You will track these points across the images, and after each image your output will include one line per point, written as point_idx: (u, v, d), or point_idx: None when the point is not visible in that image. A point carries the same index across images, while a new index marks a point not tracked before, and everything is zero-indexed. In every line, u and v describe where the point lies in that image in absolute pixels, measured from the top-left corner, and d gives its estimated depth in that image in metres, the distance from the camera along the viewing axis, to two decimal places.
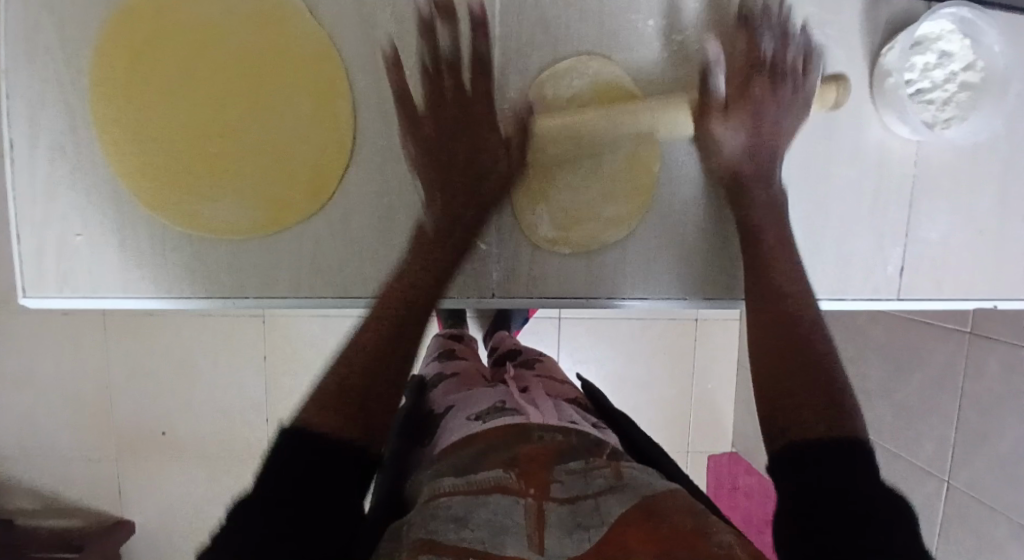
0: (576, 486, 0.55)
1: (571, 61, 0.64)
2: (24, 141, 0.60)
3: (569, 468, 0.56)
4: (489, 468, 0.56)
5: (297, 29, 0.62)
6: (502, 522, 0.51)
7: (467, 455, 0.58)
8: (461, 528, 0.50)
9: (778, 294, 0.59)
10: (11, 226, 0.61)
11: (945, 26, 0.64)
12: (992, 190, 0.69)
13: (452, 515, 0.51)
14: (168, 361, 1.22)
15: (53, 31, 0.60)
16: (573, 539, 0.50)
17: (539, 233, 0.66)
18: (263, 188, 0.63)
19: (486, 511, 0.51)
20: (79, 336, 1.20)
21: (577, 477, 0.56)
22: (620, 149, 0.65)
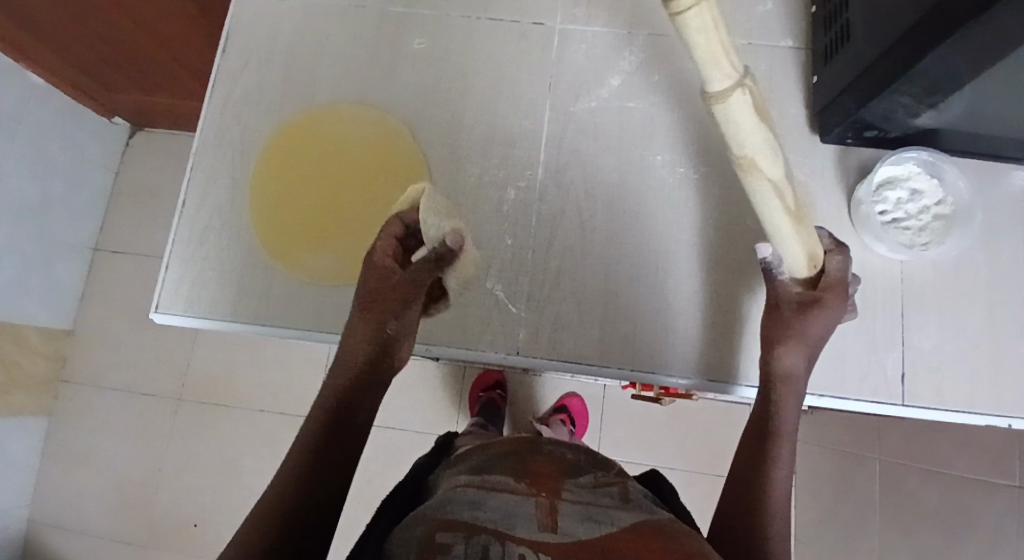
0: (586, 497, 0.66)
1: (600, 178, 0.82)
2: (193, 201, 0.83)
3: (581, 481, 0.69)
4: (503, 477, 0.68)
5: (402, 142, 0.84)
6: (512, 508, 0.61)
7: (489, 466, 0.72)
8: (477, 506, 0.62)
9: (763, 410, 0.67)
10: (165, 258, 0.81)
11: (912, 169, 0.78)
12: (982, 311, 0.78)
13: (470, 499, 0.64)
14: (220, 454, 1.31)
15: (234, 134, 0.85)
16: (588, 521, 0.61)
17: (560, 305, 0.78)
18: (353, 249, 0.80)
19: (500, 500, 0.63)
20: (152, 419, 1.34)
21: (585, 491, 0.67)
22: (630, 248, 0.80)
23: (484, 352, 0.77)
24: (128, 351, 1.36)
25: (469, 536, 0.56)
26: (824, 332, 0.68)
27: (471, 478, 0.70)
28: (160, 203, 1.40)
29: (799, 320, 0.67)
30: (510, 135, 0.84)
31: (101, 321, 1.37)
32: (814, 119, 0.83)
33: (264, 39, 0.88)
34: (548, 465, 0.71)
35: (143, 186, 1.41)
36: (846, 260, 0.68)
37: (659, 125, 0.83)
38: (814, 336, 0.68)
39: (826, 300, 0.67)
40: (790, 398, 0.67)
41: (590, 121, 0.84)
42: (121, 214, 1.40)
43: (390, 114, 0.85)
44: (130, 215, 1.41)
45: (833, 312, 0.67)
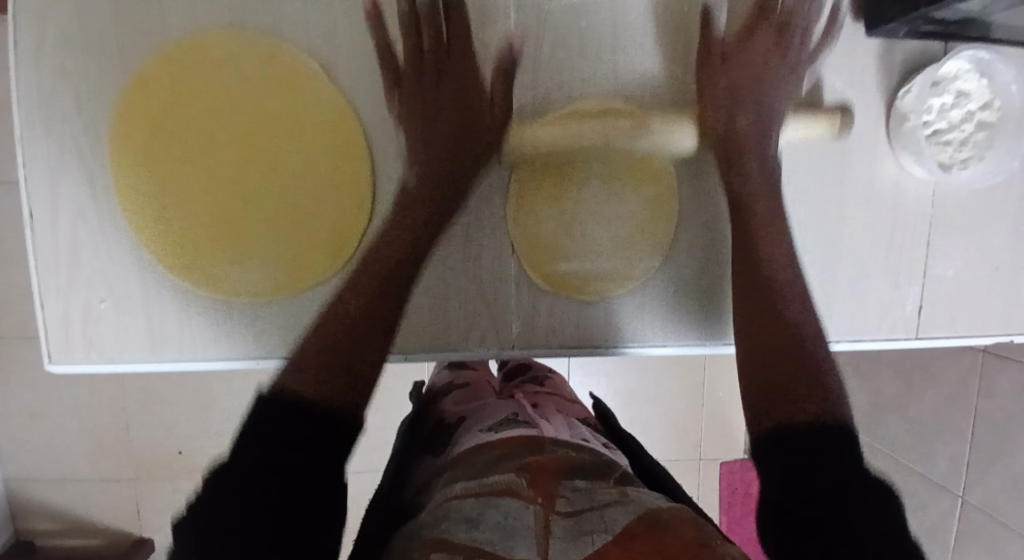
0: (587, 497, 0.55)
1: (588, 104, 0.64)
2: (47, 211, 0.61)
3: (577, 484, 0.58)
4: (504, 479, 0.58)
5: (312, 91, 0.61)
6: (513, 521, 0.51)
7: (479, 466, 0.62)
8: (471, 527, 0.50)
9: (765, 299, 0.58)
10: (34, 291, 0.62)
11: (962, 66, 0.64)
12: (1008, 230, 0.69)
13: (463, 514, 0.52)
14: (180, 386, 1.22)
15: (71, 104, 0.60)
16: (576, 541, 0.47)
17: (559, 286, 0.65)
18: (282, 250, 0.63)
19: (496, 513, 0.52)
20: None
21: (582, 493, 0.55)
22: (631, 207, 0.65)
23: (473, 349, 0.66)
24: (24, 301, 1.15)
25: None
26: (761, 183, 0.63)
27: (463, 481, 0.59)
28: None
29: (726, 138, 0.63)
30: (463, 63, 0.62)
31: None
32: (856, 5, 0.64)
33: None
34: (548, 464, 0.61)
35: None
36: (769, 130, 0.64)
37: (657, 34, 0.63)
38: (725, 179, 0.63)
39: (741, 130, 0.63)
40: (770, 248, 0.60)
41: (568, 31, 0.62)
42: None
43: (284, 49, 0.60)
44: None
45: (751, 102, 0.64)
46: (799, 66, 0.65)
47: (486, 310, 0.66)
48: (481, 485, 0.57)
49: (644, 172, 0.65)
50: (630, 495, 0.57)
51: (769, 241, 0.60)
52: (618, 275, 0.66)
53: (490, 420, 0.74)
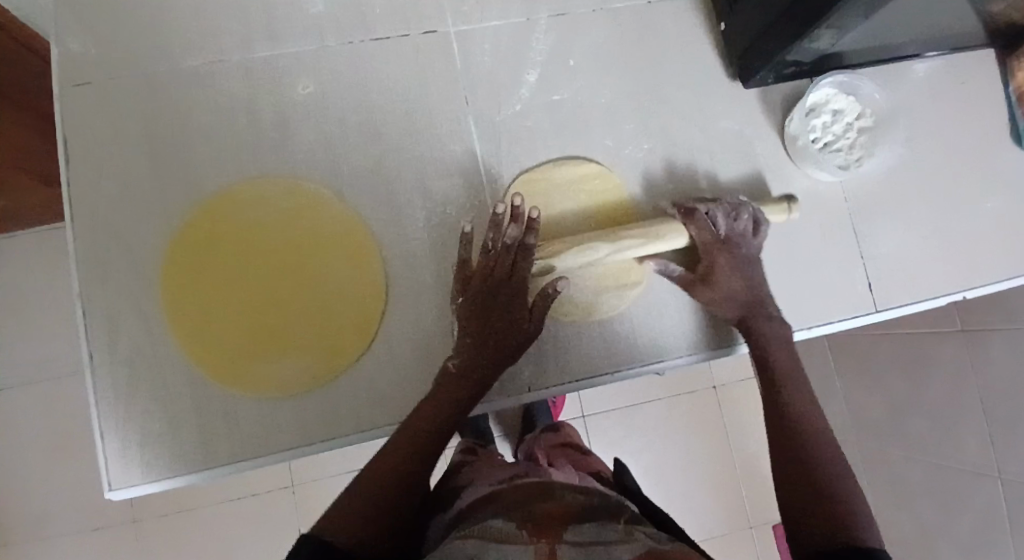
0: (592, 534, 0.53)
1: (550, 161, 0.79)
2: (105, 351, 0.70)
3: (585, 523, 0.56)
4: (514, 513, 0.57)
5: (326, 209, 0.74)
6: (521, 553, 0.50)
7: (494, 503, 0.61)
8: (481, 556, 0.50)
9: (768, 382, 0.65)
10: (98, 429, 0.68)
11: (828, 92, 0.81)
12: (918, 204, 0.82)
13: (476, 546, 0.52)
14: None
15: (124, 257, 0.72)
16: None
17: None
18: (314, 345, 0.72)
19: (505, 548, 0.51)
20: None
21: (590, 530, 0.54)
22: None
23: (496, 400, 0.74)
24: None
25: None
26: (750, 252, 0.73)
27: (478, 517, 0.59)
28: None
29: (707, 292, 0.71)
30: (443, 166, 0.77)
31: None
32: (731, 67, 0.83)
33: (120, 134, 0.73)
34: (554, 507, 0.59)
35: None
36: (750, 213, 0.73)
37: (588, 111, 0.80)
38: (735, 292, 0.71)
39: (719, 260, 0.71)
40: (742, 291, 0.71)
41: (519, 127, 0.79)
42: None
43: (299, 183, 0.74)
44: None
45: (732, 229, 0.72)
46: (707, 114, 0.82)
47: None
48: (493, 521, 0.56)
49: (608, 217, 0.78)
50: (638, 532, 0.55)
51: (746, 297, 0.71)
52: (585, 301, 0.75)
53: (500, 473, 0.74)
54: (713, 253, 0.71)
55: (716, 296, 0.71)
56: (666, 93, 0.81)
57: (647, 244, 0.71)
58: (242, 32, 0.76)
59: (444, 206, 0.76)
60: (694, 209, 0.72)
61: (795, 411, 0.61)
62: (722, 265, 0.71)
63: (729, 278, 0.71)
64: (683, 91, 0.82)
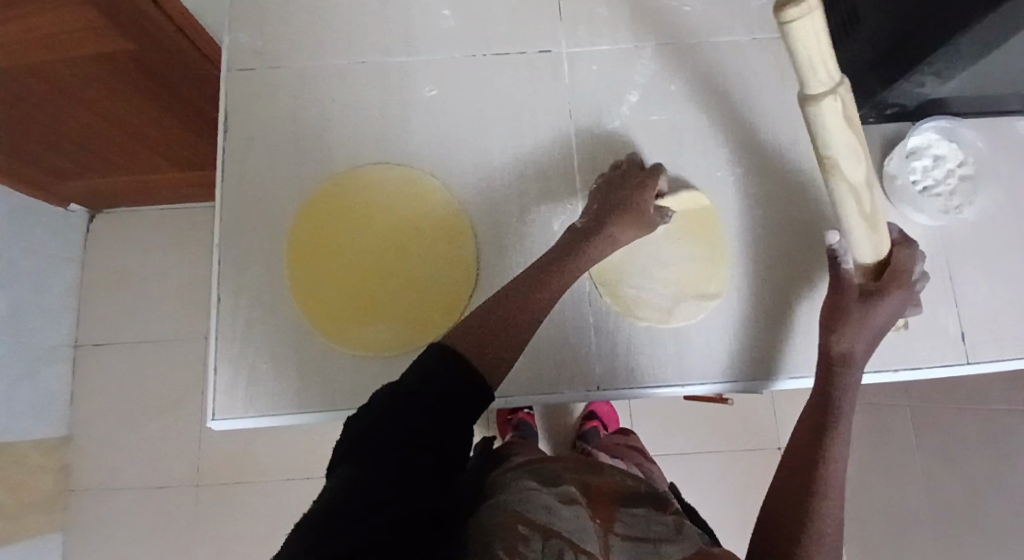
0: (642, 524, 0.55)
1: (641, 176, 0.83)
2: (230, 295, 0.80)
3: (633, 511, 0.57)
4: (570, 485, 0.59)
5: (434, 196, 0.82)
6: (584, 524, 0.52)
7: (551, 470, 0.63)
8: (549, 512, 0.52)
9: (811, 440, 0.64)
10: (212, 360, 0.78)
11: (930, 137, 0.81)
12: (1022, 259, 0.80)
13: (543, 502, 0.54)
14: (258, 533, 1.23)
15: (259, 217, 0.82)
16: None
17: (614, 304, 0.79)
18: (408, 315, 0.79)
19: (567, 512, 0.53)
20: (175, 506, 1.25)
21: (640, 521, 0.55)
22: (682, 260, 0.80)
23: (565, 391, 0.78)
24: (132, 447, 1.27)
25: (547, 538, 0.48)
26: (887, 322, 0.69)
27: (536, 478, 0.61)
28: (138, 284, 1.33)
29: (862, 308, 0.68)
30: (540, 170, 0.84)
31: (98, 418, 1.27)
32: None
33: (270, 113, 0.85)
34: (605, 491, 0.60)
35: (117, 270, 1.33)
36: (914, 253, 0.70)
37: (680, 134, 0.84)
38: (870, 331, 0.68)
39: (888, 292, 0.68)
40: (859, 336, 0.68)
41: (615, 142, 0.84)
42: (96, 301, 1.32)
43: (414, 170, 0.83)
44: (109, 304, 1.32)
45: (902, 266, 0.69)
46: (800, 147, 0.84)
47: (575, 356, 0.78)
48: (550, 487, 0.59)
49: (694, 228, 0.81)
50: (686, 530, 0.56)
51: (855, 334, 0.68)
52: (663, 307, 0.79)
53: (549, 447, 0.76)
54: (874, 295, 0.68)
55: (849, 340, 0.68)
56: (761, 124, 0.85)
57: (863, 238, 0.66)
58: (382, 38, 0.87)
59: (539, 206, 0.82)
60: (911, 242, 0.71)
61: (816, 472, 0.60)
62: (853, 304, 0.69)
63: (873, 318, 0.68)
64: (779, 124, 0.85)
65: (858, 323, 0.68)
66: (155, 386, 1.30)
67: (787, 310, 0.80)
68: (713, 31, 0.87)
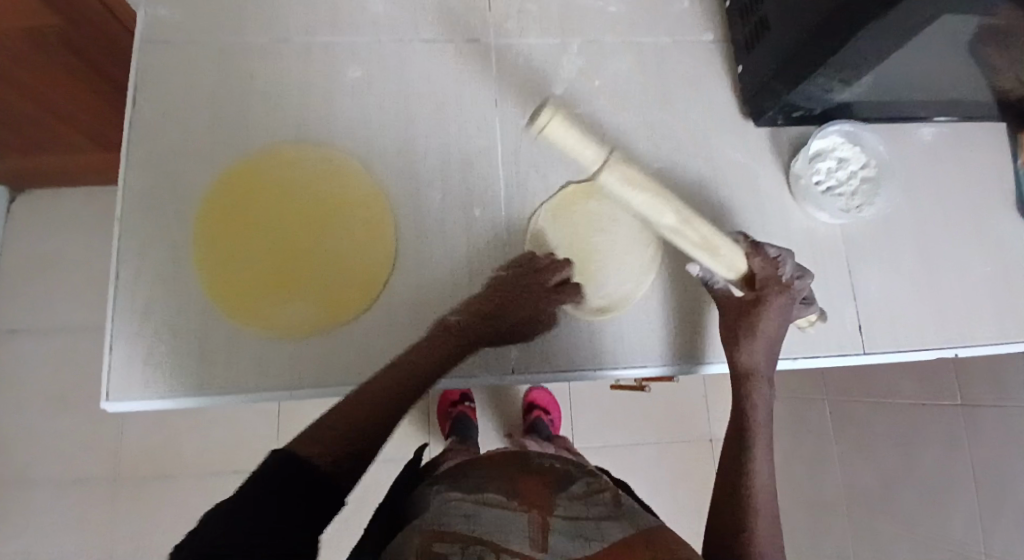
0: (577, 509, 0.57)
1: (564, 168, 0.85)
2: (131, 272, 0.76)
3: (570, 495, 0.60)
4: (495, 488, 0.60)
5: (354, 177, 0.81)
6: (507, 522, 0.53)
7: (478, 474, 0.64)
8: (470, 522, 0.52)
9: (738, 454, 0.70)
10: (107, 340, 0.73)
11: (836, 140, 0.86)
12: (914, 255, 0.85)
13: (463, 512, 0.54)
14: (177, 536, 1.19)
15: (166, 192, 0.79)
16: (576, 545, 0.51)
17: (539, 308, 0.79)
18: (321, 297, 0.77)
19: (493, 515, 0.54)
20: (84, 510, 1.17)
21: (576, 504, 0.58)
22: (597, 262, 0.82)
23: (481, 375, 0.77)
24: (35, 446, 1.19)
25: (466, 547, 0.49)
26: (776, 328, 0.74)
27: (460, 487, 0.61)
28: (49, 273, 1.25)
29: (750, 321, 0.73)
30: (463, 156, 0.84)
31: (2, 417, 1.19)
32: (745, 106, 0.89)
33: (186, 88, 0.82)
34: (534, 482, 0.62)
35: (25, 258, 1.25)
36: (766, 259, 0.73)
37: (605, 128, 0.86)
38: (761, 344, 0.73)
39: (767, 299, 0.73)
40: (743, 350, 0.74)
41: (539, 132, 0.85)
42: (1, 291, 1.23)
43: (335, 152, 0.82)
44: (17, 294, 1.24)
45: (771, 285, 0.73)
46: (716, 146, 0.87)
47: None
48: (475, 493, 0.59)
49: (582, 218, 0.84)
50: (621, 505, 0.61)
51: (742, 351, 0.74)
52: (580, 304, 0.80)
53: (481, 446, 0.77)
54: (761, 314, 0.73)
55: (749, 356, 0.74)
56: (679, 123, 0.88)
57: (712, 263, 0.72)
58: (310, 19, 0.86)
59: (462, 194, 0.82)
60: (764, 245, 0.74)
61: (746, 489, 0.67)
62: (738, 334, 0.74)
63: (760, 333, 0.73)
64: (696, 122, 0.88)
65: (751, 330, 0.73)
66: (66, 381, 1.22)
67: (695, 299, 0.83)
68: (636, 31, 0.90)
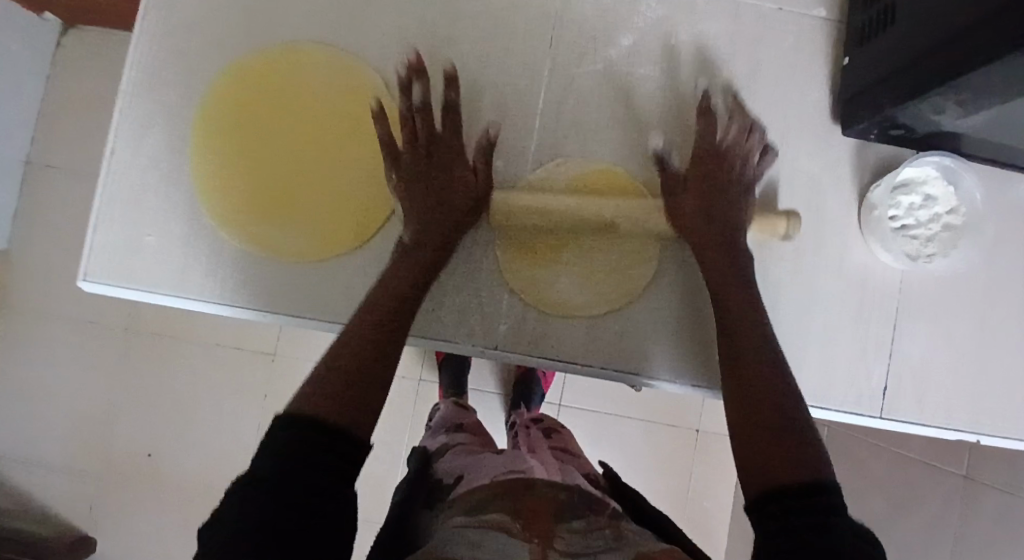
0: (579, 541, 0.55)
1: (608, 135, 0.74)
2: (127, 152, 0.72)
3: (573, 526, 0.58)
4: (500, 513, 0.58)
5: (373, 97, 0.73)
6: (508, 553, 0.52)
7: (482, 499, 0.62)
8: (471, 555, 0.51)
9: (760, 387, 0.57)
10: (95, 218, 0.71)
11: (929, 172, 0.73)
12: (971, 325, 0.75)
13: (467, 542, 0.53)
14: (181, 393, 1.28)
15: (175, 74, 0.73)
16: None
17: (536, 290, 0.73)
18: (313, 222, 0.71)
19: (494, 545, 0.53)
20: (102, 347, 1.27)
21: (580, 536, 0.56)
22: (609, 254, 0.73)
23: (461, 343, 0.73)
24: (64, 279, 1.26)
25: None
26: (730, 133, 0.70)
27: (466, 513, 0.60)
28: (88, 111, 1.25)
29: (703, 132, 0.70)
30: (499, 98, 0.74)
31: (35, 245, 1.25)
32: (838, 108, 0.76)
33: None
34: (540, 507, 0.60)
35: (72, 95, 1.26)
36: (703, 115, 0.70)
37: (668, 98, 0.75)
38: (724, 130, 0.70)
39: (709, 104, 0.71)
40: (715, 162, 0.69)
41: (590, 87, 0.75)
42: (48, 123, 1.26)
43: (359, 64, 0.73)
44: (61, 127, 1.26)
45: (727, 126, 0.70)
46: (789, 147, 0.75)
47: (480, 309, 0.73)
48: (479, 519, 0.58)
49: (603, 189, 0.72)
50: (626, 536, 0.58)
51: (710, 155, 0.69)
52: (581, 294, 0.73)
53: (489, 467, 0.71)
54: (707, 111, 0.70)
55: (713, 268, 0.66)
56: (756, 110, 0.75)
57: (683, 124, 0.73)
58: None
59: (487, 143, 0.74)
60: (701, 105, 0.70)
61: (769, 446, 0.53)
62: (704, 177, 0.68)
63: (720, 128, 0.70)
64: (775, 115, 0.75)
65: (705, 241, 0.67)
66: None
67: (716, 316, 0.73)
68: None
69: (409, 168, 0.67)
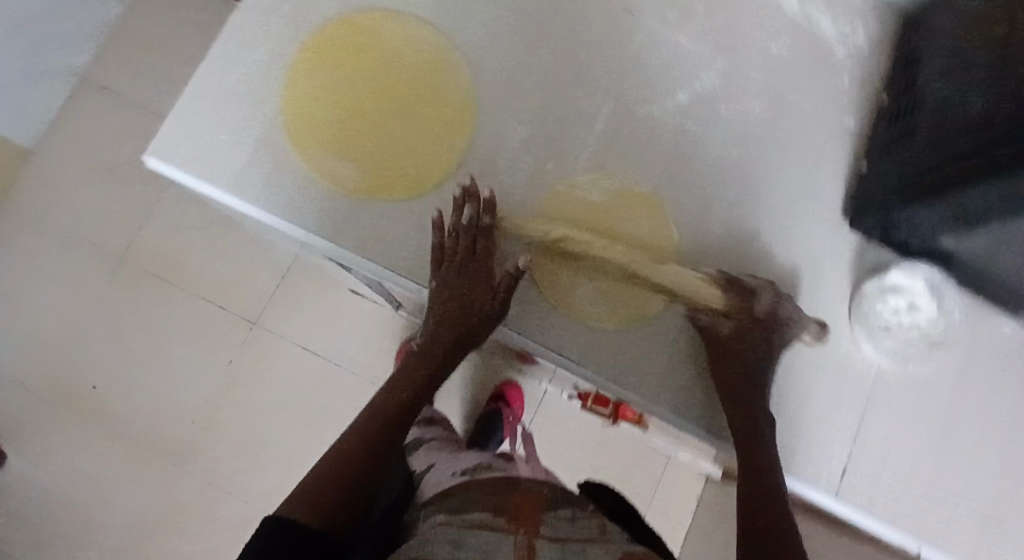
0: (565, 530, 0.58)
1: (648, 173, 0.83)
2: (226, 60, 0.78)
3: (558, 515, 0.60)
4: (483, 509, 0.59)
5: (457, 77, 0.81)
6: (496, 541, 0.53)
7: (461, 498, 0.62)
8: (457, 546, 0.52)
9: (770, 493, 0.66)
10: (178, 107, 0.76)
11: (917, 284, 0.82)
12: (931, 434, 0.80)
13: (450, 536, 0.54)
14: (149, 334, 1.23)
15: (290, 10, 0.81)
16: None
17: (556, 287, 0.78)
18: (373, 164, 0.77)
19: (480, 537, 0.54)
20: (88, 267, 1.25)
21: (565, 526, 0.58)
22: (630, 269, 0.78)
23: None
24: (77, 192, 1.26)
25: None
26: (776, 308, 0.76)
27: (447, 512, 0.60)
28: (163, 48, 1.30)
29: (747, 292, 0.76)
30: (563, 115, 0.83)
31: (63, 154, 1.26)
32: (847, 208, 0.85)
33: None
34: (524, 500, 0.62)
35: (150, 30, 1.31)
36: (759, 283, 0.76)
37: (706, 158, 0.84)
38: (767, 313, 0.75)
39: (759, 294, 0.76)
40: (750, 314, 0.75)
41: (642, 130, 0.84)
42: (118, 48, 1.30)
43: (453, 47, 0.82)
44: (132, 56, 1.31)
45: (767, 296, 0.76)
46: (800, 229, 0.84)
47: None
48: (461, 513, 0.59)
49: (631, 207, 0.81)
50: (609, 534, 0.60)
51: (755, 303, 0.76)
52: (594, 300, 0.78)
53: (466, 466, 0.75)
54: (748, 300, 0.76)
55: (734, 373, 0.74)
56: (778, 190, 0.84)
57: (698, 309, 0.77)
58: None
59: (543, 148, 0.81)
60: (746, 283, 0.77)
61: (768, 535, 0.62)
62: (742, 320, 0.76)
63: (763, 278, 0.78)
64: (794, 198, 0.85)
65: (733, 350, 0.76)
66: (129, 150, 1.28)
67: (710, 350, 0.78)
68: (784, 88, 0.87)
69: (445, 277, 0.73)
